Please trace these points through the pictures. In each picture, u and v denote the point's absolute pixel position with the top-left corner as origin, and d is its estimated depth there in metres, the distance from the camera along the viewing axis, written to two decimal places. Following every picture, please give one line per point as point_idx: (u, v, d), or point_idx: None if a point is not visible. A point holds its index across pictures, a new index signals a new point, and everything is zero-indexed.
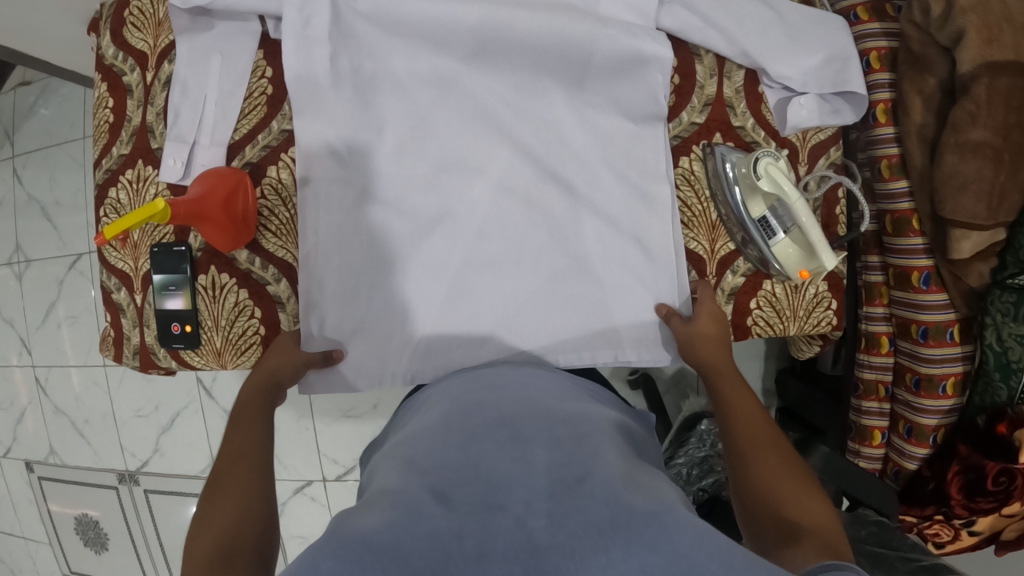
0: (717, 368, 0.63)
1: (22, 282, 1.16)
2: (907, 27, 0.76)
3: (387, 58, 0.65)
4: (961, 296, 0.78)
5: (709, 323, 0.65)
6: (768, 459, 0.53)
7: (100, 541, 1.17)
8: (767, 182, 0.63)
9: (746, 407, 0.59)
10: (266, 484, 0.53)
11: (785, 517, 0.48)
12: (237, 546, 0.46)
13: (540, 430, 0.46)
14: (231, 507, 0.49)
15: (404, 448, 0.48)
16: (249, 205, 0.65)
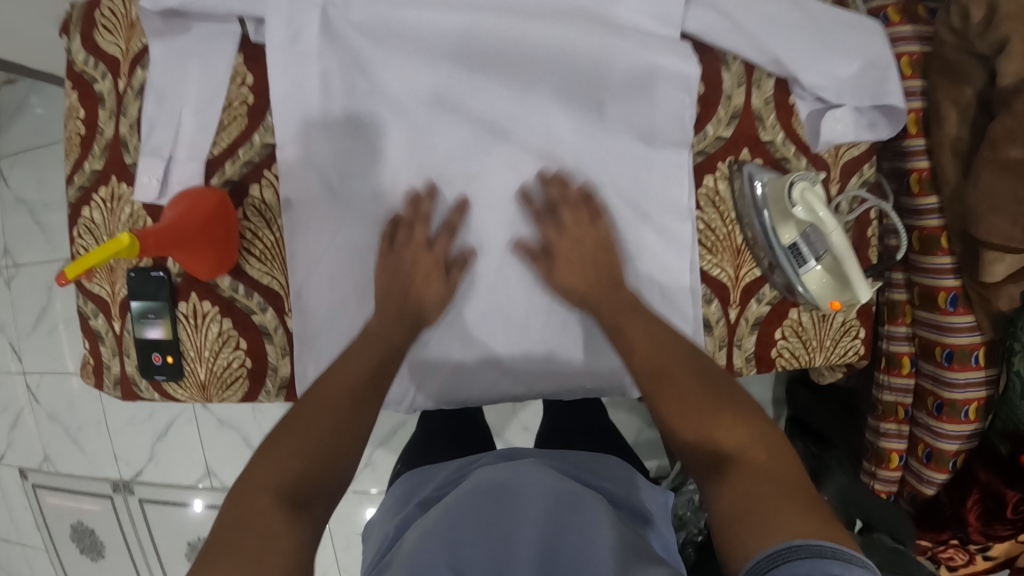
0: (608, 316, 0.61)
1: (9, 286, 1.10)
2: (941, 31, 0.70)
3: (386, 75, 0.61)
4: (988, 319, 0.73)
5: (565, 246, 0.62)
6: (681, 404, 0.53)
7: (96, 548, 1.15)
8: (802, 209, 0.59)
9: (648, 355, 0.57)
10: (352, 428, 0.53)
11: (717, 455, 0.50)
12: (309, 499, 0.48)
13: (531, 513, 0.48)
14: (307, 449, 0.50)
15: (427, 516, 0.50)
16: (230, 225, 0.60)
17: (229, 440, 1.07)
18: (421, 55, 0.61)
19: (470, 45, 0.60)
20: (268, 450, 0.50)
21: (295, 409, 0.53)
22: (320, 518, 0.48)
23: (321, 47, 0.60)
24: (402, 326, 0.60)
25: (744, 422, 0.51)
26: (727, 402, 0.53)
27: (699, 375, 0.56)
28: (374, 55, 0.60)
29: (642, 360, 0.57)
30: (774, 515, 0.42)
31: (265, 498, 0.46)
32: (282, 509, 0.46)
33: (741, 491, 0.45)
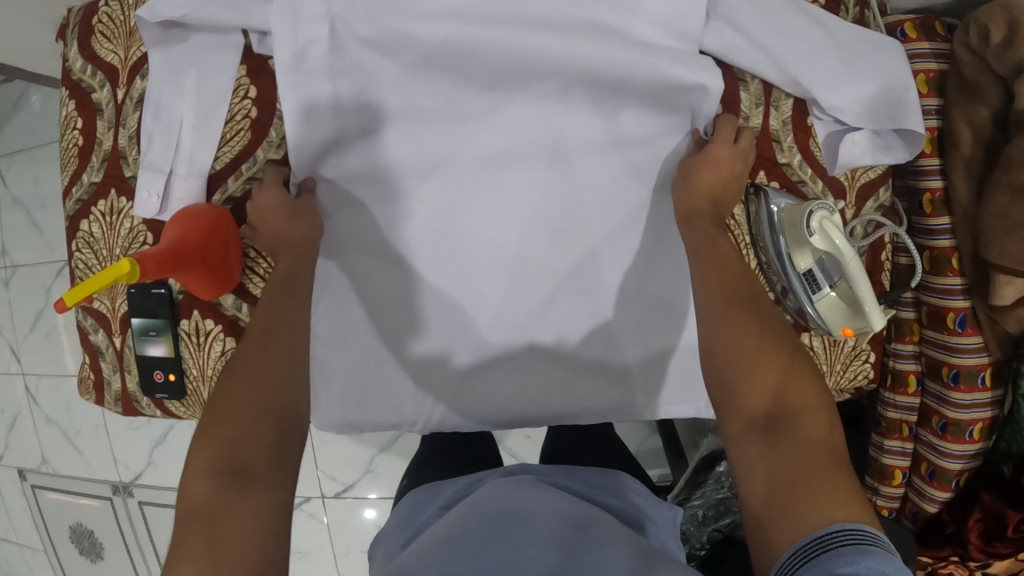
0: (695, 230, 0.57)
1: (8, 288, 1.07)
2: (959, 49, 0.69)
3: (392, 90, 0.59)
4: (996, 340, 0.73)
5: (707, 174, 0.58)
6: (741, 337, 0.50)
7: (96, 550, 1.12)
8: (820, 239, 0.58)
9: (725, 279, 0.53)
10: (285, 379, 0.50)
11: (770, 408, 0.47)
12: (248, 462, 0.44)
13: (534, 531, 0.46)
14: (243, 408, 0.47)
15: (441, 530, 0.49)
16: (233, 245, 0.59)
17: None
18: (434, 70, 0.59)
19: (486, 67, 0.59)
20: (207, 422, 0.47)
21: (232, 371, 0.50)
22: (274, 477, 0.45)
23: (328, 62, 0.57)
24: (293, 258, 0.57)
25: (805, 383, 0.48)
26: (784, 355, 0.50)
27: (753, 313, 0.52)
28: (384, 73, 0.59)
29: (710, 285, 0.54)
30: (821, 499, 0.41)
31: (201, 476, 0.43)
32: (223, 480, 0.43)
33: (792, 460, 0.44)
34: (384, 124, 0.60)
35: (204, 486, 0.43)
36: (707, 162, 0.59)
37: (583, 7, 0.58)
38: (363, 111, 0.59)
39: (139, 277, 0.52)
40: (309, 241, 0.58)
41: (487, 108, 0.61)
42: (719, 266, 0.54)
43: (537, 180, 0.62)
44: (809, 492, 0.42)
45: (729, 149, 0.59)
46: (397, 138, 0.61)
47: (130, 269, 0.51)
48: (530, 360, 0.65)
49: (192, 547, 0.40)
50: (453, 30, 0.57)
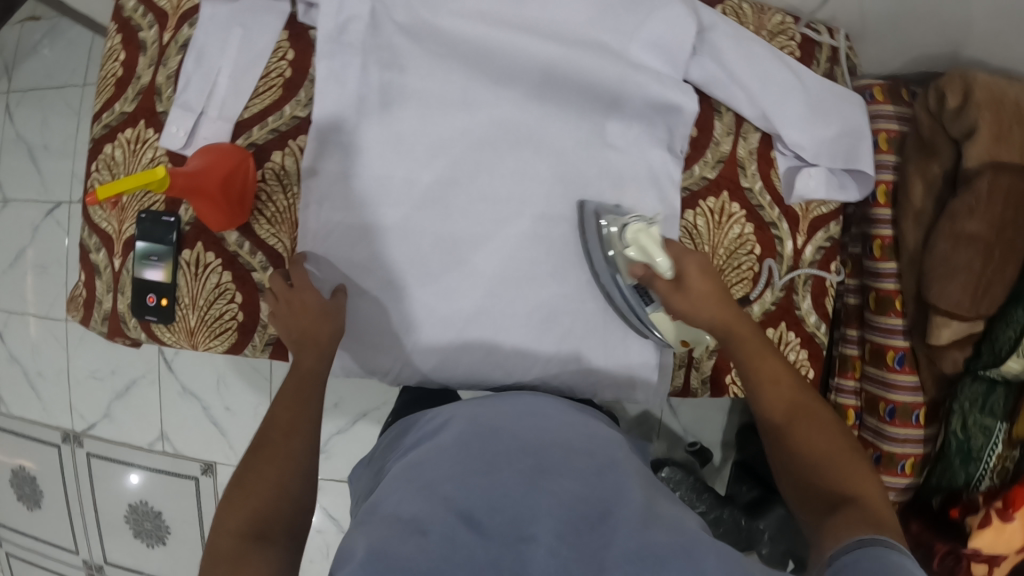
0: (740, 341, 0.59)
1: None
2: (919, 113, 0.78)
3: (416, 73, 0.63)
4: (931, 379, 0.80)
5: (697, 282, 0.59)
6: (802, 431, 0.56)
7: (34, 498, 1.08)
8: (636, 250, 0.60)
9: (778, 387, 0.58)
10: (297, 459, 0.56)
11: (833, 493, 0.52)
12: (272, 531, 0.51)
13: (564, 464, 0.53)
14: (264, 484, 0.53)
15: (421, 471, 0.53)
16: (247, 184, 0.63)
17: (190, 408, 1.04)
18: (455, 68, 0.64)
19: (501, 71, 0.64)
20: (231, 494, 0.53)
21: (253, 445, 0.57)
22: (287, 546, 0.51)
23: (365, 39, 0.62)
24: (314, 355, 0.61)
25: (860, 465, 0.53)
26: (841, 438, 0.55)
27: (815, 405, 0.57)
28: (412, 61, 0.63)
29: (775, 390, 0.58)
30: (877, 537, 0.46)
31: (233, 538, 0.50)
32: (247, 543, 0.49)
33: (845, 523, 0.48)
34: (405, 101, 0.64)
35: (232, 547, 0.49)
36: (692, 271, 0.60)
37: (596, 26, 0.65)
38: (385, 93, 0.63)
39: (165, 187, 0.56)
40: (327, 314, 0.62)
41: (496, 108, 0.65)
42: (772, 375, 0.58)
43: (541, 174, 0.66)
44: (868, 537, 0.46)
45: (694, 265, 0.60)
46: (406, 119, 0.64)
47: (161, 177, 0.56)
48: (505, 338, 0.67)
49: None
50: (478, 31, 0.63)
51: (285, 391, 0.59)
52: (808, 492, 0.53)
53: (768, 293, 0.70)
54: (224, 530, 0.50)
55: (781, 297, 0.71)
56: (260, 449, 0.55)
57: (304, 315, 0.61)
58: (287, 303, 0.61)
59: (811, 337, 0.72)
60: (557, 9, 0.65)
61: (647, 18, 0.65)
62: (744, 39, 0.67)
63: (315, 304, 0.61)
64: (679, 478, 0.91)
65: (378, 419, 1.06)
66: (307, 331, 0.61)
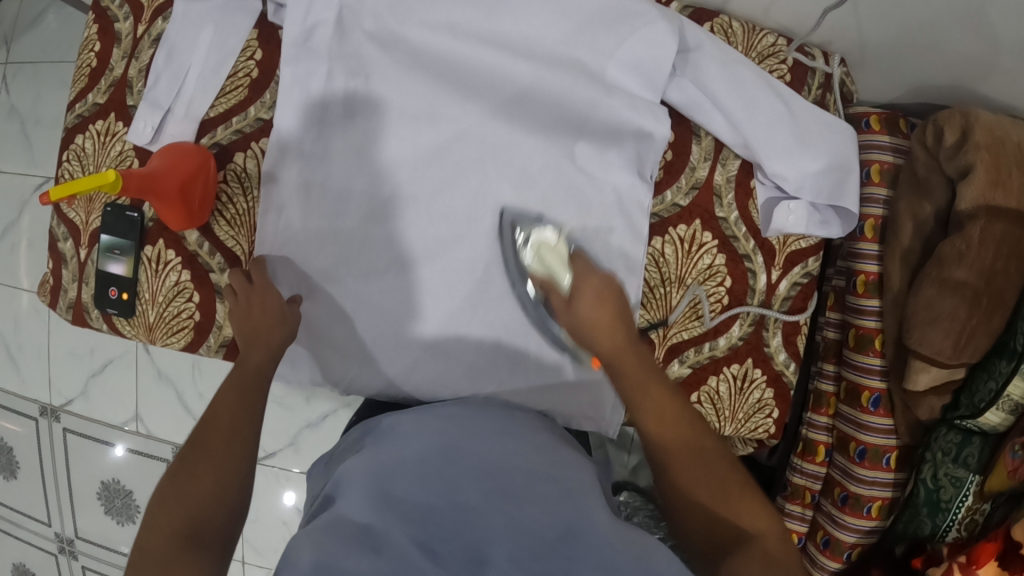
0: (625, 375, 0.54)
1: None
2: (916, 148, 0.75)
3: (380, 80, 0.60)
4: (906, 425, 0.77)
5: (589, 307, 0.56)
6: (687, 471, 0.50)
7: (11, 468, 1.09)
8: (541, 263, 0.59)
9: (664, 416, 0.52)
10: (238, 458, 0.54)
11: (722, 526, 0.48)
12: (204, 533, 0.49)
13: (526, 488, 0.51)
14: (197, 485, 0.51)
15: (384, 477, 0.51)
16: (206, 188, 0.61)
17: (166, 393, 1.05)
18: (421, 77, 0.60)
19: (466, 84, 0.61)
20: (165, 493, 0.51)
21: (193, 443, 0.55)
22: (220, 550, 0.49)
23: (330, 46, 0.59)
24: (260, 353, 0.59)
25: (752, 503, 0.49)
26: (736, 473, 0.51)
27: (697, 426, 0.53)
28: (378, 68, 0.60)
29: (654, 420, 0.52)
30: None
31: (163, 538, 0.48)
32: (179, 544, 0.48)
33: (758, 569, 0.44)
34: (369, 113, 0.61)
35: (165, 547, 0.47)
36: (587, 300, 0.56)
37: (573, 42, 0.61)
38: (348, 101, 0.60)
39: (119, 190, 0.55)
40: (283, 316, 0.61)
41: (458, 127, 0.61)
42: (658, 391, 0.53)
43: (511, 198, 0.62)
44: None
45: (591, 287, 0.56)
46: (367, 127, 0.61)
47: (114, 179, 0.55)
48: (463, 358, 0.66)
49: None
50: (446, 44, 0.60)
51: (228, 389, 0.58)
52: (700, 538, 0.48)
53: (735, 327, 0.68)
54: (157, 529, 0.48)
55: (749, 333, 0.68)
56: (198, 444, 0.54)
57: (259, 316, 0.60)
58: (241, 306, 0.60)
59: (778, 375, 0.69)
60: (530, 21, 0.60)
61: (626, 38, 0.61)
62: (730, 62, 0.64)
63: (273, 306, 0.61)
64: (638, 503, 0.90)
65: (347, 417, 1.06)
66: (257, 337, 0.60)
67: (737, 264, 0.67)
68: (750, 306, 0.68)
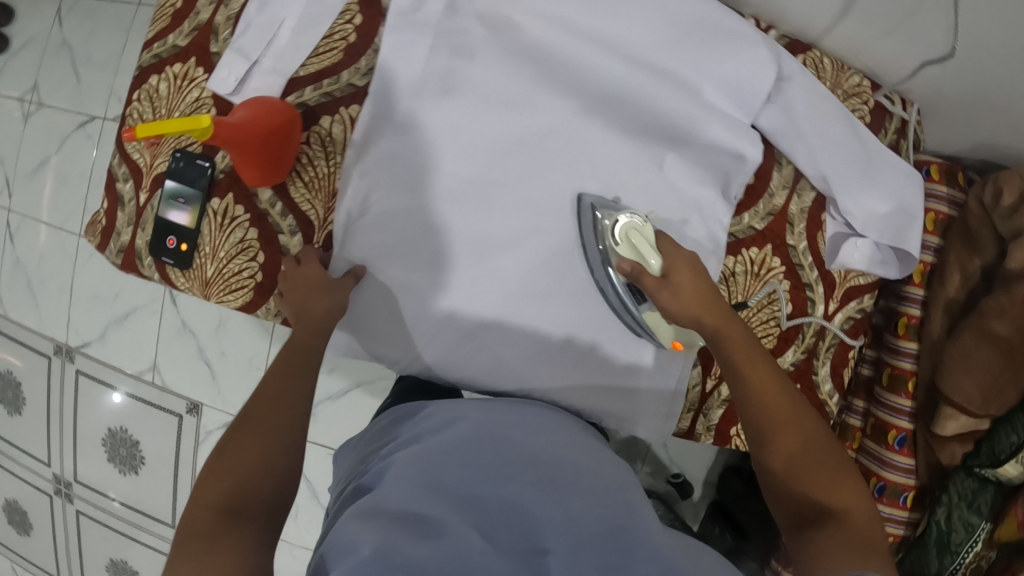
0: (731, 346, 0.54)
1: (26, 123, 1.05)
2: (972, 202, 0.77)
3: (483, 62, 0.61)
4: (925, 466, 0.79)
5: (687, 287, 0.54)
6: (784, 442, 0.53)
7: (16, 404, 1.08)
8: (627, 249, 0.58)
9: (769, 391, 0.54)
10: (283, 433, 0.56)
11: (806, 508, 0.52)
12: (247, 505, 0.51)
13: (572, 481, 0.52)
14: (243, 457, 0.54)
15: (427, 463, 0.53)
16: (288, 147, 0.60)
17: (187, 346, 1.04)
18: (525, 70, 0.62)
19: (567, 82, 0.62)
20: (212, 464, 0.54)
21: (243, 418, 0.57)
22: (263, 521, 0.51)
23: (439, 19, 0.60)
24: (308, 330, 0.61)
25: (847, 483, 0.53)
26: (830, 454, 0.54)
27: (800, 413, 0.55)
28: (484, 50, 0.61)
29: (761, 396, 0.54)
30: (874, 562, 0.47)
31: (208, 508, 0.50)
32: (224, 514, 0.50)
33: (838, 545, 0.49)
34: (464, 92, 0.61)
35: (209, 520, 0.49)
36: (682, 270, 0.55)
37: (674, 57, 0.62)
38: (447, 79, 0.61)
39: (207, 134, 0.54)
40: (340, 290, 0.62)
41: (555, 126, 0.63)
42: (761, 376, 0.54)
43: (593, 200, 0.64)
44: (863, 558, 0.47)
45: (684, 264, 0.55)
46: (461, 108, 0.61)
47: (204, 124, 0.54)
48: (522, 351, 0.67)
49: (188, 560, 0.46)
50: (553, 36, 0.60)
51: (277, 365, 0.61)
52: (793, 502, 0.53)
53: (789, 353, 0.70)
54: (202, 499, 0.50)
55: (800, 359, 0.71)
56: (246, 418, 0.57)
57: (318, 291, 0.61)
58: (306, 281, 0.61)
59: (822, 405, 0.73)
60: (635, 31, 0.62)
61: (726, 59, 0.62)
62: (817, 95, 0.65)
63: (313, 275, 0.61)
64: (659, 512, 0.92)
65: (367, 393, 1.06)
66: (312, 309, 0.61)
67: (799, 292, 0.69)
68: (806, 335, 0.70)
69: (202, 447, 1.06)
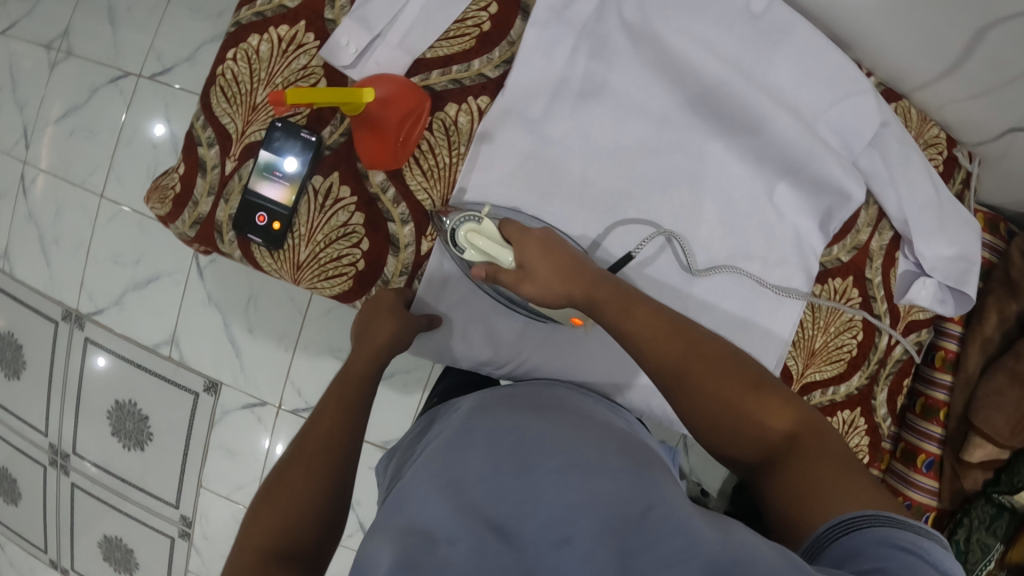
0: (608, 307, 0.52)
1: (51, 72, 0.99)
2: (1013, 252, 0.82)
3: (619, 72, 0.63)
4: (949, 490, 0.85)
5: (544, 271, 0.53)
6: (693, 380, 0.49)
7: (15, 367, 1.02)
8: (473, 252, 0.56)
9: (649, 327, 0.51)
10: (335, 467, 0.51)
11: (755, 447, 0.48)
12: (297, 550, 0.47)
13: (603, 464, 0.43)
14: (291, 495, 0.49)
15: (449, 457, 0.45)
16: (414, 132, 0.60)
17: (211, 321, 0.97)
18: (657, 80, 0.63)
19: (692, 95, 0.63)
20: (257, 504, 0.49)
21: (289, 448, 0.53)
22: (314, 570, 0.47)
23: (589, 20, 0.62)
24: (365, 356, 0.59)
25: (773, 401, 0.49)
26: (747, 375, 0.50)
27: (707, 351, 0.50)
28: (620, 61, 0.63)
29: (650, 338, 0.50)
30: (857, 490, 0.43)
31: (253, 554, 0.46)
32: (273, 561, 0.45)
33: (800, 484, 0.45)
34: (600, 99, 0.63)
35: (253, 566, 0.45)
36: (533, 254, 0.54)
37: (794, 87, 0.64)
38: (584, 84, 0.63)
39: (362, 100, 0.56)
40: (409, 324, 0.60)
41: (674, 141, 0.65)
42: (643, 316, 0.51)
43: (702, 210, 0.66)
44: (843, 487, 0.44)
45: (535, 243, 0.54)
46: (594, 112, 0.63)
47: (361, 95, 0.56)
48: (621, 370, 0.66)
49: None
50: (688, 52, 0.61)
51: (331, 392, 0.57)
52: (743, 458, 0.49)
53: (856, 377, 0.73)
54: (248, 544, 0.46)
55: (864, 384, 0.74)
56: (294, 451, 0.52)
57: (388, 317, 0.59)
58: (383, 308, 0.60)
59: (876, 428, 0.76)
60: (765, 58, 0.63)
61: (840, 100, 0.64)
62: (909, 144, 0.68)
63: (392, 304, 0.60)
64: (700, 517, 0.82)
65: (402, 382, 1.03)
66: (376, 338, 0.58)
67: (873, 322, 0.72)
68: (871, 362, 0.73)
69: (217, 427, 0.99)
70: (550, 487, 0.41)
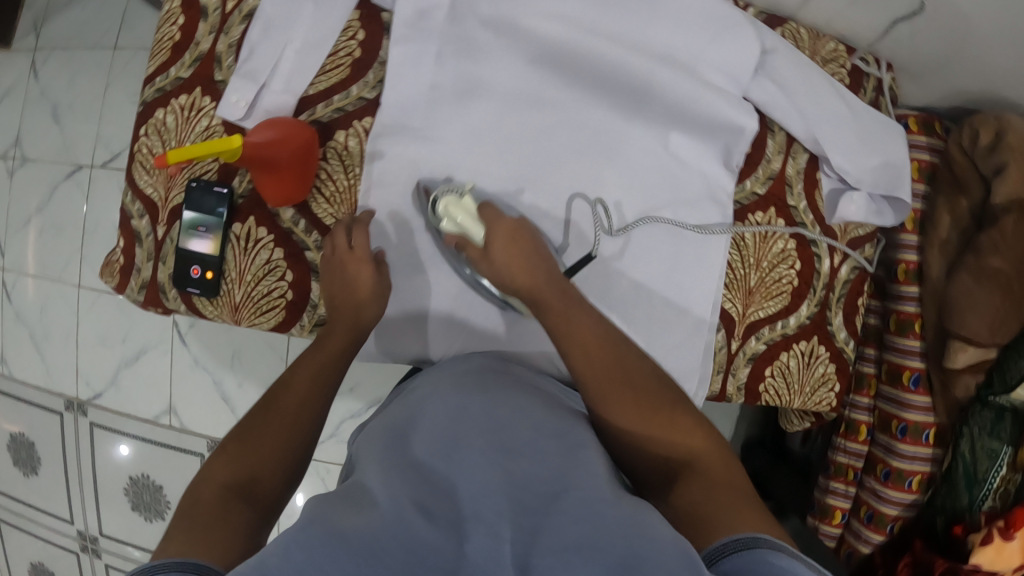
0: (547, 308, 0.56)
1: (13, 180, 1.07)
2: (952, 148, 0.81)
3: (492, 63, 0.65)
4: (944, 404, 0.82)
5: (503, 254, 0.58)
6: (617, 393, 0.52)
7: (32, 463, 1.09)
8: (449, 222, 0.60)
9: (578, 328, 0.55)
10: (304, 427, 0.55)
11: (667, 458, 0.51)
12: (258, 492, 0.49)
13: (532, 445, 0.45)
14: (259, 447, 0.52)
15: (398, 441, 0.48)
16: (307, 165, 0.63)
17: (201, 382, 1.02)
18: (527, 57, 0.66)
19: (565, 68, 0.66)
20: (223, 452, 0.51)
21: (256, 412, 0.56)
22: (267, 515, 0.48)
23: (449, 24, 0.65)
24: (347, 329, 0.61)
25: (686, 414, 0.53)
26: (666, 398, 0.53)
27: (624, 358, 0.55)
28: (489, 52, 0.65)
29: (583, 354, 0.54)
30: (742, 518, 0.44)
31: (216, 488, 0.47)
32: (230, 497, 0.47)
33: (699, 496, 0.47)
34: (477, 90, 0.66)
35: (215, 497, 0.46)
36: (502, 237, 0.58)
37: (666, 38, 0.66)
38: (461, 81, 0.66)
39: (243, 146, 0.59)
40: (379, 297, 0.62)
41: (562, 118, 0.67)
42: (576, 331, 0.55)
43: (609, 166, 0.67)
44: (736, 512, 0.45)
45: (504, 230, 0.58)
46: (478, 105, 0.66)
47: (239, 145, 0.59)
48: None
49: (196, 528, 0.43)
50: (549, 33, 0.64)
51: (311, 360, 0.60)
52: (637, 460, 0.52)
53: (804, 306, 0.73)
54: (210, 480, 0.48)
55: (815, 312, 0.73)
56: (266, 413, 0.55)
57: (353, 304, 0.61)
58: (349, 288, 0.60)
59: (839, 352, 0.76)
60: (628, 19, 0.65)
61: (714, 43, 0.66)
62: (796, 68, 0.68)
63: (364, 284, 0.61)
64: None
65: None
66: (349, 319, 0.61)
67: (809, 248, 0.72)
68: (816, 290, 0.73)
69: None
70: (478, 466, 0.43)
